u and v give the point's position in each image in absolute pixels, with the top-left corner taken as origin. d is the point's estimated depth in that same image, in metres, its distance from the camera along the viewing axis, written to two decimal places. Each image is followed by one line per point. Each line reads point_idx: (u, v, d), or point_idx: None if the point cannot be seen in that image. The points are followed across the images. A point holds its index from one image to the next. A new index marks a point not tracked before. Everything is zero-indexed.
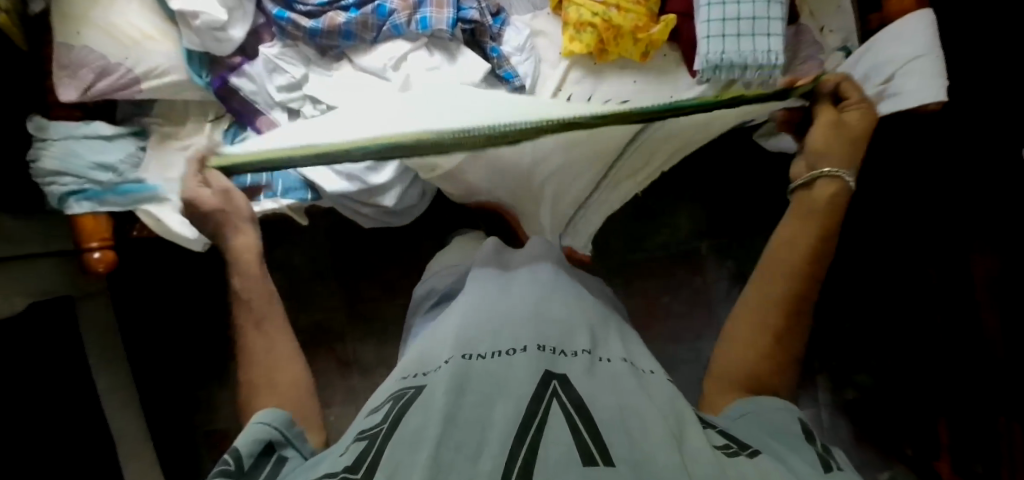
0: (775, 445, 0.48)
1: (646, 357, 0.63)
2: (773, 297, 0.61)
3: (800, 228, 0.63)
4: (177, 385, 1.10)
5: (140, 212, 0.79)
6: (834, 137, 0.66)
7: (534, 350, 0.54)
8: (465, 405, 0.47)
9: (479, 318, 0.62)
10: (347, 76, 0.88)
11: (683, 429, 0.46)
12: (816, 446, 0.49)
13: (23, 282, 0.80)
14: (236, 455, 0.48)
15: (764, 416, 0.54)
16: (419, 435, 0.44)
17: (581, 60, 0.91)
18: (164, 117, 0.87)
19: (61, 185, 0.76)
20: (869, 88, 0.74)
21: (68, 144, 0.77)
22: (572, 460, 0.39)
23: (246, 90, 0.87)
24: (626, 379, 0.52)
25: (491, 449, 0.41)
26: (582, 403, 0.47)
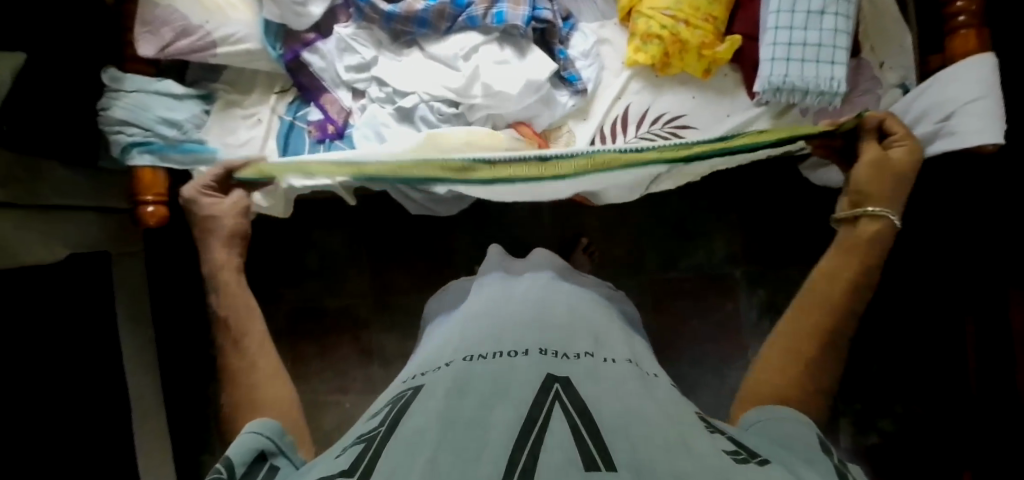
0: (794, 456, 0.38)
1: (652, 366, 0.58)
2: (803, 328, 0.51)
3: (838, 260, 0.54)
4: (210, 345, 1.17)
5: (197, 173, 0.82)
6: (878, 172, 0.57)
7: (535, 353, 0.50)
8: (466, 407, 0.41)
9: (482, 326, 0.59)
10: (413, 64, 0.81)
11: (692, 428, 0.39)
12: (833, 457, 0.40)
13: (73, 228, 0.92)
14: (227, 464, 0.40)
15: (781, 423, 0.44)
16: (416, 438, 0.38)
17: (643, 71, 0.84)
18: (231, 83, 0.87)
19: (127, 135, 0.77)
20: (926, 124, 0.76)
21: (140, 97, 0.78)
22: (572, 461, 0.32)
23: (316, 67, 0.83)
24: (629, 383, 0.46)
25: (492, 451, 0.34)
26: (586, 406, 0.40)
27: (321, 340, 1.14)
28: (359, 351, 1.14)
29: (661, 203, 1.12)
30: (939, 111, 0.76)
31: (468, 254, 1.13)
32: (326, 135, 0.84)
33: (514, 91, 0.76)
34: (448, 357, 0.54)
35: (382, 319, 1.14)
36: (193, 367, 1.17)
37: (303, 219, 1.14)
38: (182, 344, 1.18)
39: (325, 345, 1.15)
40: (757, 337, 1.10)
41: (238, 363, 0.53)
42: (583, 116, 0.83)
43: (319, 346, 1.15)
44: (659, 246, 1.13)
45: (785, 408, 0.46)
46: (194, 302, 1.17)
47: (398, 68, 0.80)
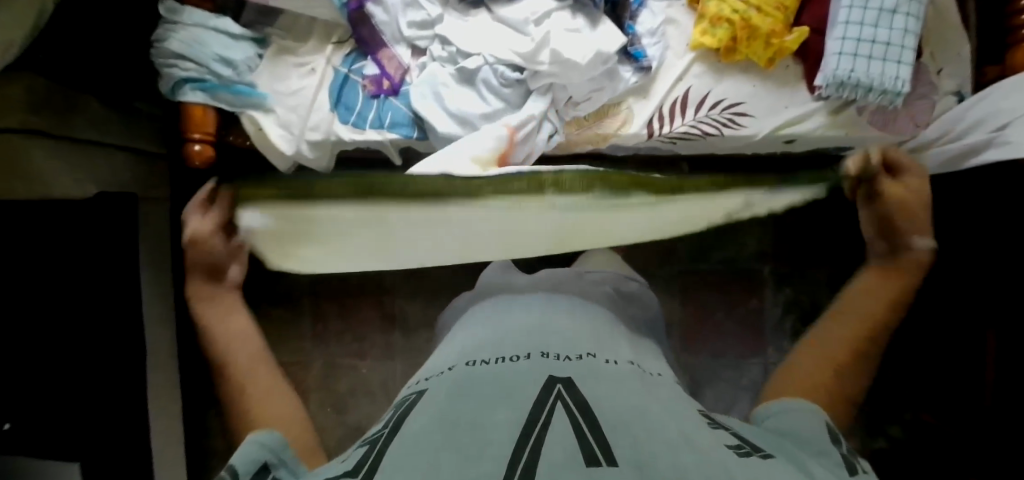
0: (800, 449, 0.37)
1: (655, 367, 0.58)
2: (840, 339, 0.46)
3: (882, 281, 0.48)
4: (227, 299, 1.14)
5: (244, 117, 0.81)
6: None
7: (536, 357, 0.50)
8: (468, 408, 0.41)
9: (486, 332, 0.58)
10: (481, 26, 0.80)
11: (693, 429, 0.39)
12: (841, 446, 0.38)
13: (81, 167, 0.87)
14: (230, 477, 0.34)
15: (796, 412, 0.41)
16: (419, 437, 0.37)
17: (706, 55, 0.84)
18: (287, 30, 0.85)
19: (182, 69, 0.75)
20: (982, 133, 0.78)
21: (197, 32, 0.76)
22: (573, 459, 0.33)
23: (378, 20, 0.82)
24: (630, 385, 0.46)
25: (493, 448, 0.34)
26: (586, 405, 0.40)
27: (343, 302, 1.14)
28: (381, 316, 1.13)
29: None
30: (993, 123, 0.77)
31: None
32: (381, 90, 0.83)
33: (582, 60, 0.75)
34: (450, 361, 0.54)
35: (406, 286, 1.13)
36: None
37: None
38: None
39: (347, 308, 1.14)
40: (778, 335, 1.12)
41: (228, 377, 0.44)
42: (643, 94, 0.83)
43: (340, 308, 1.14)
44: None
45: (788, 402, 0.43)
46: None
47: (465, 28, 0.80)
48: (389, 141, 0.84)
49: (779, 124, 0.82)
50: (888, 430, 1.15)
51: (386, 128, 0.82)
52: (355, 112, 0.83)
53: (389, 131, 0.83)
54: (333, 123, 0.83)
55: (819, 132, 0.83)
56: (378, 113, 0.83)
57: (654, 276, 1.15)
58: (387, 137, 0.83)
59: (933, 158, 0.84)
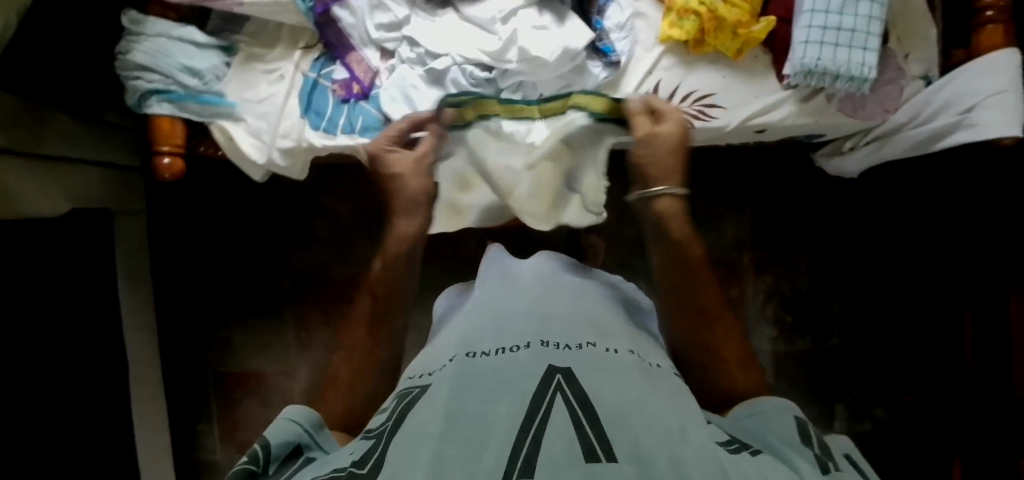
0: (785, 446, 0.41)
1: (654, 349, 0.57)
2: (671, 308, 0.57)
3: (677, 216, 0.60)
4: (212, 310, 1.14)
5: (214, 126, 0.81)
6: (659, 149, 0.62)
7: (536, 347, 0.50)
8: (469, 400, 0.42)
9: (486, 319, 0.59)
10: (449, 26, 0.80)
11: (686, 423, 0.40)
12: (817, 447, 0.42)
13: (72, 185, 0.87)
14: (264, 449, 0.42)
15: (764, 410, 0.48)
16: (419, 432, 0.38)
17: (675, 47, 0.84)
18: (253, 36, 0.84)
19: (146, 81, 0.75)
20: (947, 116, 0.80)
21: (162, 42, 0.75)
22: (572, 454, 0.34)
23: (346, 23, 0.81)
24: (630, 376, 0.46)
25: (493, 442, 0.36)
26: (586, 397, 0.41)
27: (326, 308, 1.13)
28: None
29: None
30: (959, 104, 0.79)
31: None
32: (351, 94, 0.83)
33: (550, 57, 0.75)
34: (451, 352, 0.54)
35: None
36: (191, 333, 1.14)
37: (312, 184, 1.12)
38: (180, 309, 1.14)
39: (330, 314, 1.14)
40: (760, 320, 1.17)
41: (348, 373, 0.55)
42: (615, 88, 0.83)
43: (324, 316, 1.14)
44: None
45: (760, 403, 0.49)
46: (195, 266, 1.14)
47: (433, 29, 0.80)
48: (360, 145, 0.83)
49: (749, 114, 0.83)
50: (873, 412, 1.17)
51: (357, 134, 0.81)
52: (326, 117, 0.82)
53: (360, 136, 0.82)
54: (304, 129, 0.82)
55: (789, 121, 0.84)
56: (348, 118, 0.82)
57: (636, 270, 1.15)
58: (359, 142, 0.82)
59: (904, 139, 0.86)
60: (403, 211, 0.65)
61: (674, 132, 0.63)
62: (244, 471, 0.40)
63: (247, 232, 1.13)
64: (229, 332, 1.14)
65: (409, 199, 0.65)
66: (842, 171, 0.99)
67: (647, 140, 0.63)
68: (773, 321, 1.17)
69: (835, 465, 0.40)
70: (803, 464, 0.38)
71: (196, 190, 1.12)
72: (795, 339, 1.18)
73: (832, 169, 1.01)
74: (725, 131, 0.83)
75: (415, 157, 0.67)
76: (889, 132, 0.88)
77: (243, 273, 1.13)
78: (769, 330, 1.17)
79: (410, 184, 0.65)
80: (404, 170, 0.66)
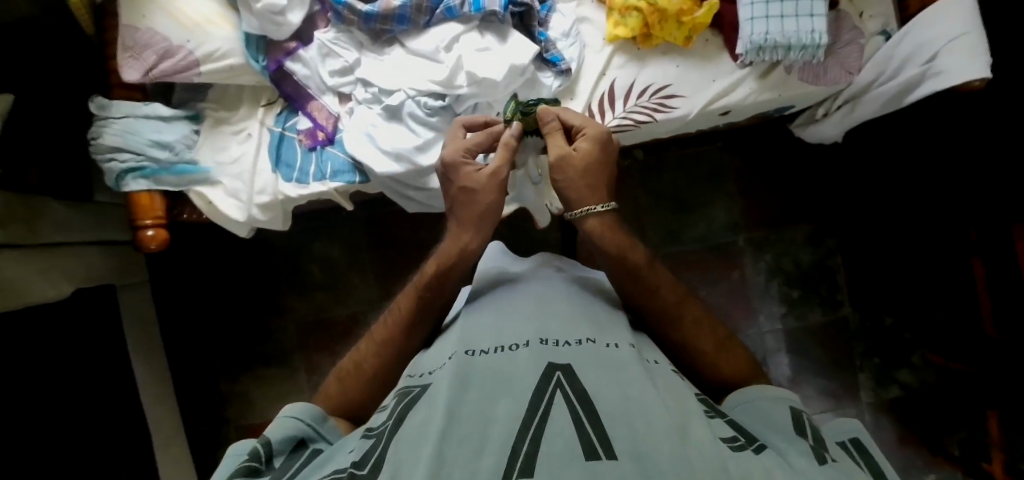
0: (778, 440, 0.42)
1: (654, 347, 0.55)
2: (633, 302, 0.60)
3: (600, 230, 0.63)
4: (225, 366, 1.17)
5: (192, 193, 0.83)
6: (572, 174, 0.64)
7: (536, 344, 0.48)
8: (469, 399, 0.42)
9: (485, 312, 0.57)
10: (397, 61, 0.82)
11: (687, 416, 0.40)
12: (812, 438, 0.42)
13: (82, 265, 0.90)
14: (267, 449, 0.44)
15: (764, 405, 0.47)
16: (421, 432, 0.39)
17: (625, 45, 0.85)
18: (218, 101, 0.87)
19: (120, 162, 0.78)
20: (912, 68, 0.78)
21: (129, 122, 0.79)
22: (572, 452, 0.35)
23: (301, 75, 0.84)
24: (632, 367, 0.45)
25: (494, 445, 0.37)
26: (586, 395, 0.41)
27: (333, 349, 1.15)
28: None
29: (655, 179, 1.14)
30: (922, 53, 0.77)
31: None
32: (317, 142, 0.85)
33: (498, 77, 0.77)
34: (449, 350, 0.52)
35: None
36: (208, 391, 1.17)
37: (303, 232, 1.17)
38: (194, 369, 1.17)
39: (337, 354, 1.16)
40: (765, 300, 1.15)
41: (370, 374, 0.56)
42: (570, 96, 0.84)
43: (332, 357, 1.16)
44: (657, 221, 1.15)
45: (760, 392, 0.49)
46: (204, 325, 1.17)
47: (383, 67, 0.82)
48: (333, 189, 0.85)
49: (709, 99, 0.82)
50: (899, 377, 1.12)
51: (328, 178, 0.84)
52: (296, 168, 0.84)
53: (331, 180, 0.84)
54: (278, 183, 0.84)
55: (752, 98, 0.83)
56: (319, 165, 0.84)
57: None
58: (330, 186, 0.84)
59: (875, 97, 0.83)
60: (461, 226, 0.62)
61: (588, 153, 0.66)
62: (249, 467, 0.41)
63: (251, 287, 1.17)
64: (244, 386, 1.16)
65: (471, 217, 0.62)
66: (822, 138, 0.96)
67: (560, 167, 0.65)
68: (779, 298, 1.15)
69: (831, 455, 0.40)
70: (797, 458, 0.38)
71: (196, 253, 1.16)
72: (805, 313, 1.15)
73: (811, 138, 0.98)
74: (687, 119, 0.82)
75: (489, 171, 0.63)
76: (859, 92, 0.86)
77: (251, 326, 1.17)
78: (778, 307, 1.15)
79: (463, 203, 0.63)
80: (475, 184, 0.62)
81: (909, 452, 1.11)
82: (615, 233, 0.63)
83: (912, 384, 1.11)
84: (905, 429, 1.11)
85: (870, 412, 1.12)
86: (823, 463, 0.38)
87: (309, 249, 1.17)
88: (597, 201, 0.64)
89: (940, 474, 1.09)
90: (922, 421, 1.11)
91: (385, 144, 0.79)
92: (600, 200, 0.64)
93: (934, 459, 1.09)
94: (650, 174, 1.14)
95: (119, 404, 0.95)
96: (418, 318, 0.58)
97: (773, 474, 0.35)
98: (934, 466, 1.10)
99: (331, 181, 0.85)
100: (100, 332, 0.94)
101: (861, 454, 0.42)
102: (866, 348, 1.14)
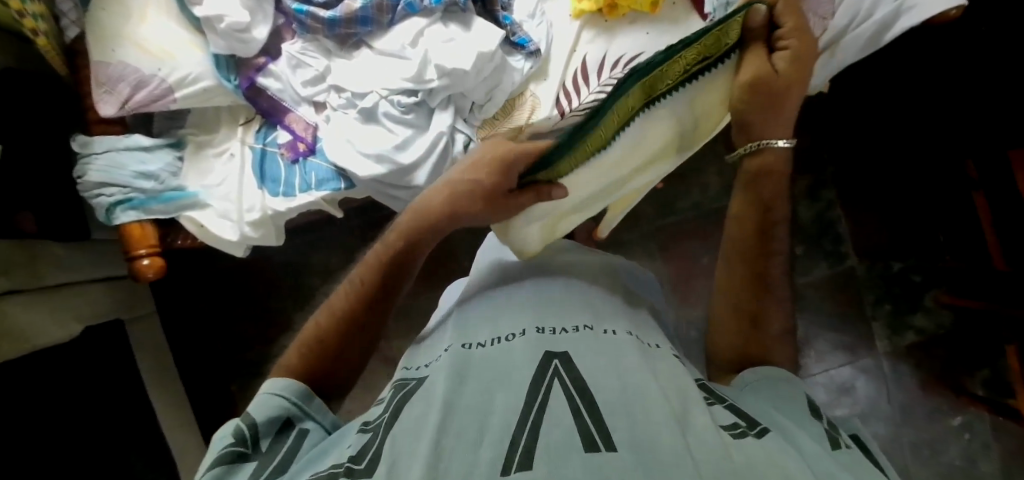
0: (788, 422, 0.40)
1: (651, 329, 0.54)
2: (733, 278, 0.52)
3: (775, 179, 0.52)
4: (240, 388, 1.18)
5: (183, 219, 0.82)
6: (781, 107, 0.52)
7: (534, 334, 0.48)
8: (467, 392, 0.41)
9: (485, 303, 0.55)
10: (366, 62, 0.83)
11: (687, 401, 0.39)
12: (824, 421, 0.41)
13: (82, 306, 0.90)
14: (250, 435, 0.40)
15: (774, 383, 0.46)
16: (418, 425, 0.38)
17: (592, 19, 0.86)
18: (197, 125, 0.87)
19: (107, 196, 0.78)
20: (885, 6, 0.79)
21: (112, 156, 0.79)
22: (572, 444, 0.34)
23: (273, 89, 0.85)
24: (630, 357, 0.45)
25: (493, 437, 0.36)
26: (585, 385, 0.40)
27: None
28: (383, 361, 1.16)
29: None
30: None
31: (466, 243, 1.17)
32: (298, 154, 0.85)
33: (467, 66, 0.78)
34: (446, 341, 0.51)
35: (398, 324, 1.16)
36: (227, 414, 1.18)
37: (303, 245, 1.19)
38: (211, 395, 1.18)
39: None
40: None
41: (312, 348, 0.47)
42: (542, 77, 0.86)
43: None
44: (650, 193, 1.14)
45: (774, 369, 0.47)
46: (217, 351, 1.19)
47: (353, 70, 0.83)
48: (320, 198, 0.85)
49: None
50: (914, 322, 1.10)
51: (313, 188, 0.84)
52: (281, 181, 0.85)
53: (317, 190, 0.84)
54: (265, 198, 0.84)
55: None
56: (303, 176, 0.85)
57: (629, 243, 1.14)
58: (317, 196, 0.84)
59: (852, 42, 0.81)
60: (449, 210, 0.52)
61: (791, 85, 0.51)
62: (231, 455, 0.38)
63: (258, 305, 1.19)
64: None
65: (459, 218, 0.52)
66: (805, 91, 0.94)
67: (757, 86, 0.51)
68: None
69: (844, 440, 0.39)
70: (806, 443, 0.37)
71: (199, 279, 1.18)
72: (810, 267, 1.14)
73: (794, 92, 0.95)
74: None
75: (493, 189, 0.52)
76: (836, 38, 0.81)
77: (263, 344, 1.19)
78: None
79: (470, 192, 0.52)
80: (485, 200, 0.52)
81: (932, 397, 1.09)
82: (778, 182, 0.52)
83: (926, 327, 1.10)
84: (925, 375, 1.09)
85: (888, 361, 1.11)
86: (835, 448, 0.38)
87: (309, 262, 1.19)
88: (777, 135, 0.52)
89: (966, 417, 1.07)
90: (941, 363, 1.09)
91: (365, 148, 0.80)
92: (782, 133, 0.53)
93: (959, 403, 1.07)
94: None
95: (141, 434, 0.96)
96: (377, 296, 0.50)
97: (780, 460, 0.34)
98: (958, 408, 1.07)
99: (317, 191, 0.85)
100: (116, 365, 0.96)
101: (864, 446, 0.41)
102: (878, 296, 1.12)
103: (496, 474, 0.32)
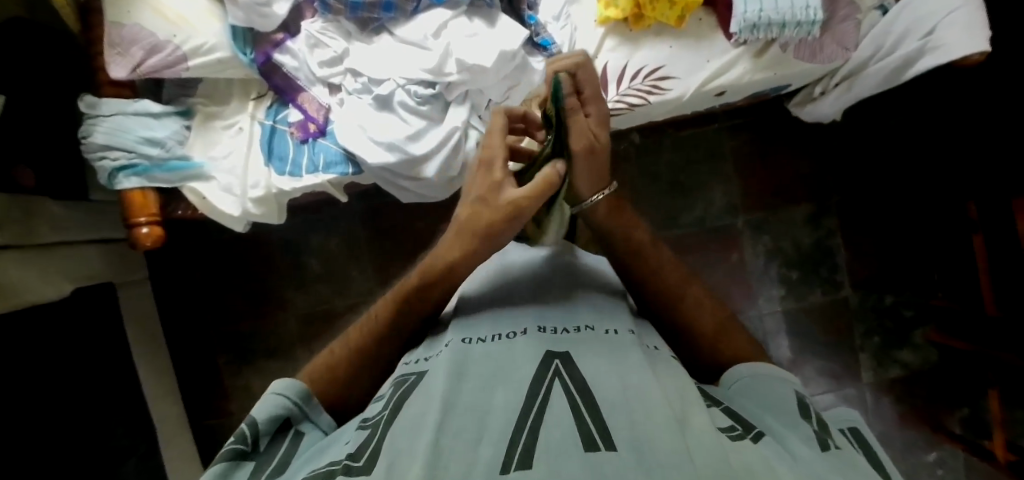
0: (777, 424, 0.40)
1: (650, 329, 0.51)
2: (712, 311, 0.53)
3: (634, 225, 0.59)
4: (226, 361, 1.18)
5: (187, 190, 0.81)
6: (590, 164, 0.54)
7: (535, 332, 0.46)
8: (467, 389, 0.39)
9: (483, 302, 0.53)
10: (385, 49, 0.82)
11: (688, 403, 0.38)
12: (815, 420, 0.41)
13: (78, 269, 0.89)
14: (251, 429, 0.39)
15: (765, 381, 0.45)
16: (417, 422, 0.37)
17: (618, 27, 0.85)
18: (207, 96, 0.86)
19: (112, 160, 0.76)
20: (909, 43, 0.78)
21: (118, 120, 0.77)
22: (571, 443, 0.33)
23: (289, 66, 0.83)
24: (632, 355, 0.43)
25: (492, 436, 0.34)
26: (586, 384, 0.39)
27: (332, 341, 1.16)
28: None
29: (653, 162, 1.13)
30: (917, 30, 0.77)
31: None
32: (309, 134, 0.85)
33: (489, 63, 0.78)
34: (445, 335, 0.49)
35: None
36: (210, 385, 1.17)
37: (302, 224, 1.17)
38: (198, 364, 1.18)
39: None
40: (764, 281, 1.14)
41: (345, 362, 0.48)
42: None
43: None
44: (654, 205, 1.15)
45: (769, 367, 0.47)
46: (206, 322, 1.18)
47: (372, 55, 0.82)
48: (327, 181, 0.84)
49: (701, 80, 0.82)
50: (900, 357, 1.12)
51: (321, 170, 0.83)
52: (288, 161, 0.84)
53: (325, 172, 0.83)
54: (271, 176, 0.83)
55: (747, 78, 0.82)
56: (313, 157, 0.84)
57: None
58: (324, 178, 0.83)
59: (873, 75, 0.82)
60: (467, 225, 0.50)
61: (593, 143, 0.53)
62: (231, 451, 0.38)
63: (253, 280, 1.18)
64: (247, 379, 1.17)
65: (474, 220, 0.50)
66: (819, 118, 0.94)
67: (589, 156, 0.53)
68: (779, 279, 1.14)
69: (835, 440, 0.38)
70: (798, 445, 0.37)
71: (195, 248, 1.16)
72: (806, 293, 1.14)
73: (807, 118, 0.96)
74: (681, 100, 0.83)
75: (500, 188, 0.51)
76: (856, 69, 0.84)
77: (253, 319, 1.18)
78: (776, 289, 1.14)
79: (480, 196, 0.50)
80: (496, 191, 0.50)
81: (908, 431, 1.11)
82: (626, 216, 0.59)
83: (910, 361, 1.12)
84: (905, 409, 1.11)
85: (871, 392, 1.12)
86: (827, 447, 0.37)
87: (307, 241, 1.18)
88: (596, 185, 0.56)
89: (940, 453, 1.09)
90: (921, 398, 1.11)
91: (378, 136, 0.79)
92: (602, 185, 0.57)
93: (934, 439, 1.09)
94: (647, 156, 1.13)
95: (123, 400, 0.95)
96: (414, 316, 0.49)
97: (778, 470, 0.33)
98: (934, 444, 1.09)
99: (325, 173, 0.84)
100: (103, 330, 0.95)
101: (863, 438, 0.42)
102: (869, 327, 1.13)
103: (495, 473, 0.31)
